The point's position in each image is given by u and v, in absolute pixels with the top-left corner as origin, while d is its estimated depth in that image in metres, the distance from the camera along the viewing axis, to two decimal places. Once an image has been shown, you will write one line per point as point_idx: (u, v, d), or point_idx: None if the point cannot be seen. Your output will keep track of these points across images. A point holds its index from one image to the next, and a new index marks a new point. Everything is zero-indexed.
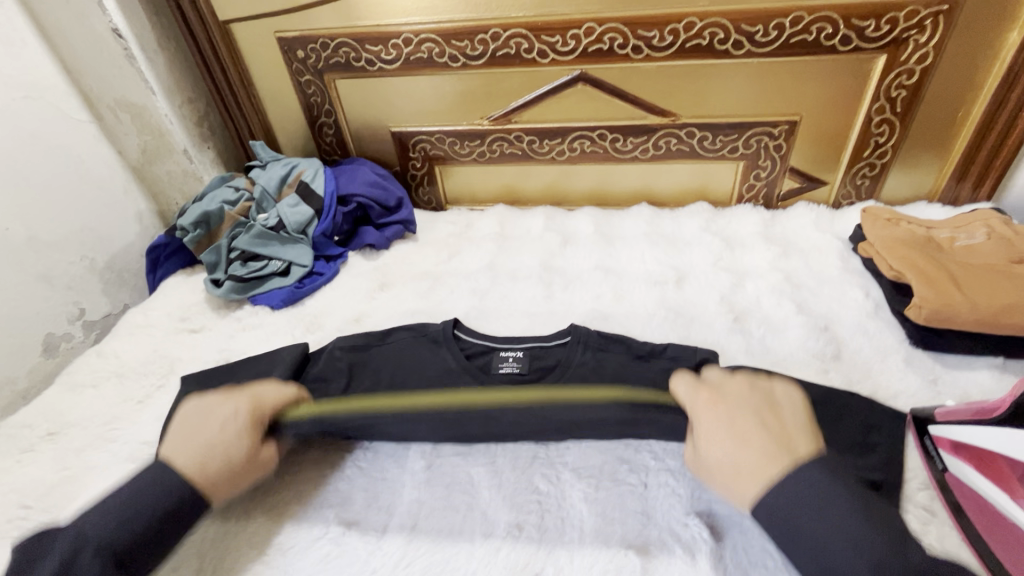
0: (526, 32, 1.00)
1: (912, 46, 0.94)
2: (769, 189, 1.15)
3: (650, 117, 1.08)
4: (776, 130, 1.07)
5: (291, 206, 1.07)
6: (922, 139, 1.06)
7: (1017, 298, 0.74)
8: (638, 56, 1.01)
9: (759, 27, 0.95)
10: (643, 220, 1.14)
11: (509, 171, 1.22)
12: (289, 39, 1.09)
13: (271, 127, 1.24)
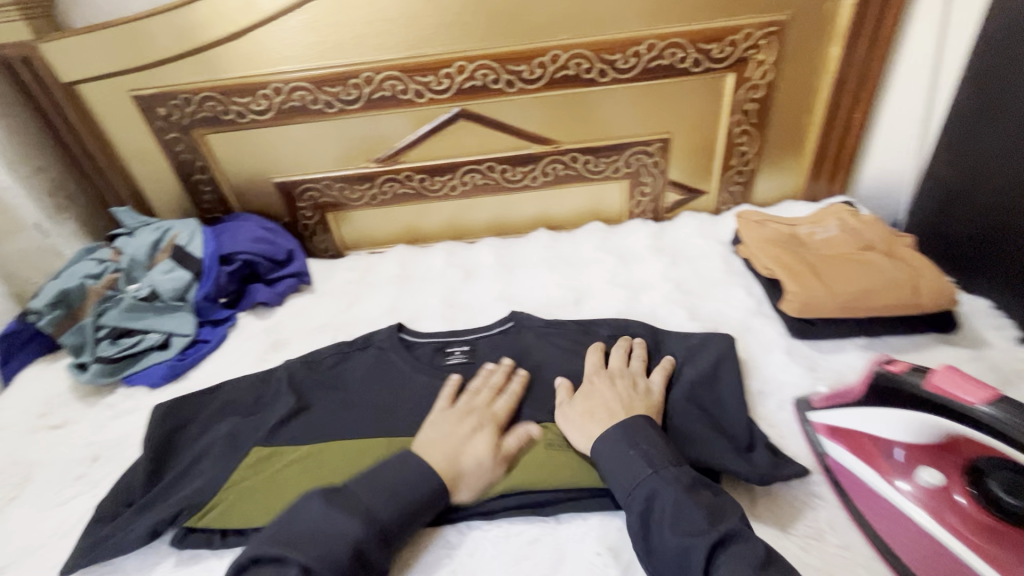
0: (398, 74, 1.00)
1: (754, 64, 1.04)
2: (655, 203, 1.21)
3: (534, 146, 1.11)
4: (651, 148, 1.13)
5: (164, 272, 0.99)
6: (778, 145, 1.16)
7: (871, 283, 0.82)
8: (512, 90, 1.03)
9: (619, 56, 1.00)
10: (542, 244, 1.16)
11: (405, 212, 1.20)
12: (147, 96, 1.02)
13: (140, 190, 1.15)
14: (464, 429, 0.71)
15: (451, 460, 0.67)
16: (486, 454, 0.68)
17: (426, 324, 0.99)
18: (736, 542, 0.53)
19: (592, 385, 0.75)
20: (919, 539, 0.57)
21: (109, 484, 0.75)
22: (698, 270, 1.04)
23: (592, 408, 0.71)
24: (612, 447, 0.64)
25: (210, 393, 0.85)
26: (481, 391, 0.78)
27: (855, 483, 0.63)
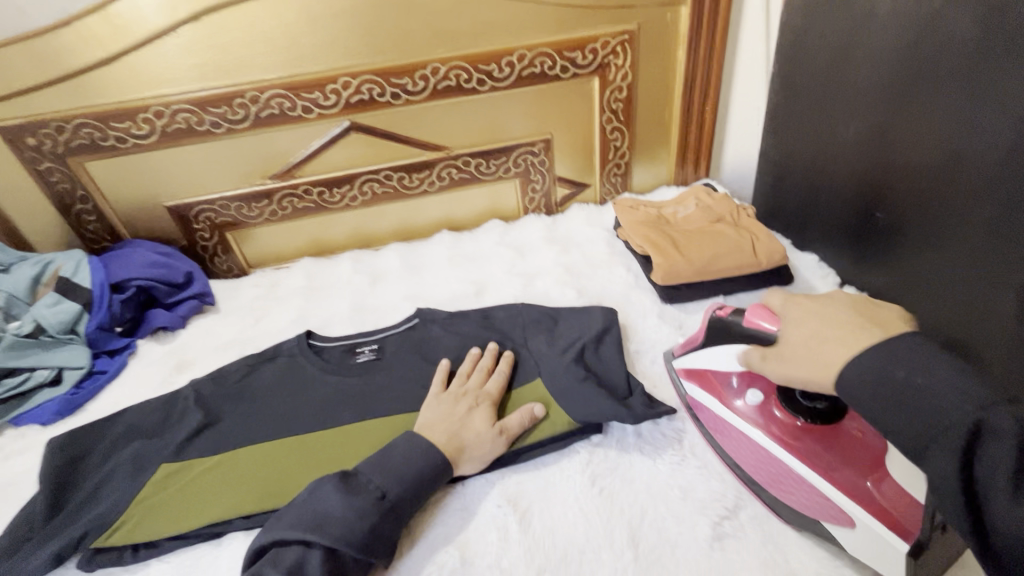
0: (284, 92, 1.04)
1: (614, 68, 1.17)
2: (546, 199, 1.32)
3: (427, 153, 1.18)
4: (536, 148, 1.23)
5: (49, 305, 0.95)
6: (646, 138, 1.30)
7: (718, 250, 0.96)
8: (399, 101, 1.10)
9: (494, 66, 1.10)
10: (445, 244, 1.23)
11: (308, 225, 1.23)
12: (12, 127, 0.98)
13: (12, 225, 1.09)
14: (461, 408, 0.76)
15: (452, 433, 0.72)
16: (485, 426, 0.74)
17: (335, 329, 1.02)
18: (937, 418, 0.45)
19: (443, 400, 0.78)
20: (760, 459, 0.66)
21: (3, 525, 0.73)
22: (586, 254, 1.15)
23: (475, 413, 0.76)
24: (876, 359, 0.50)
25: (109, 420, 0.83)
26: (472, 374, 0.83)
27: (715, 420, 0.73)
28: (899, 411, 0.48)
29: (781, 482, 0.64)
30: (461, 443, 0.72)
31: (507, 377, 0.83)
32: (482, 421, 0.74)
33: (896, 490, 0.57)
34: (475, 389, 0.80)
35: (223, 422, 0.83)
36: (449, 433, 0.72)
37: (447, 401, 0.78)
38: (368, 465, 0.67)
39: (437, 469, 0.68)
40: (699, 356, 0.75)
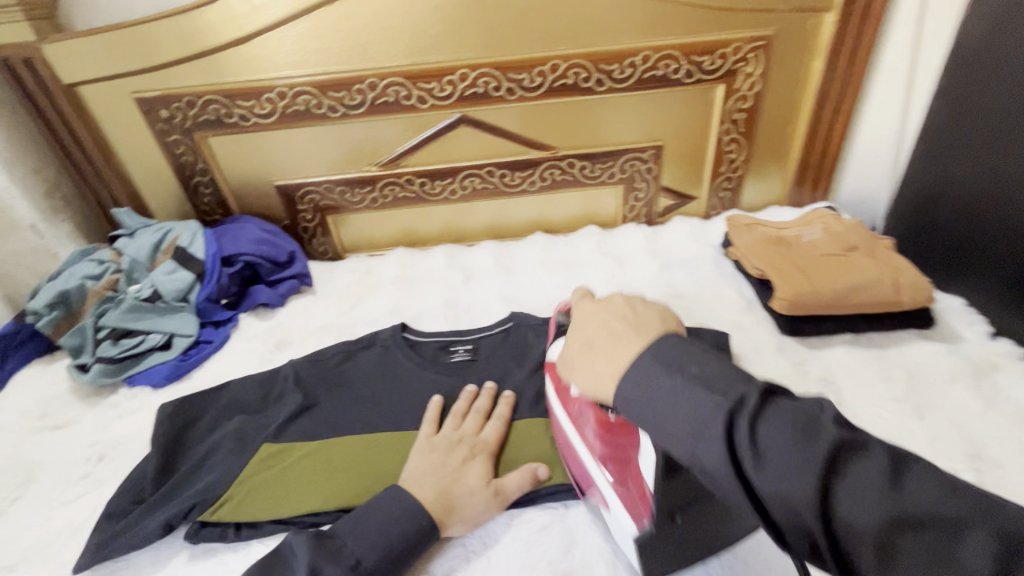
0: (402, 80, 1.03)
1: (742, 76, 1.09)
2: (648, 208, 1.26)
3: (532, 151, 1.15)
4: (645, 155, 1.17)
5: (167, 273, 0.99)
6: (764, 153, 1.21)
7: (855, 281, 0.87)
8: (513, 97, 1.07)
9: (615, 66, 1.05)
10: (539, 247, 1.19)
11: (405, 215, 1.22)
12: (149, 99, 1.03)
13: (137, 192, 1.15)
14: (454, 460, 0.70)
15: (441, 491, 0.66)
16: (480, 484, 0.68)
17: (429, 324, 1.01)
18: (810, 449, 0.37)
19: (428, 449, 0.71)
20: (573, 457, 0.66)
21: (116, 482, 0.75)
22: (691, 271, 1.08)
23: (462, 470, 0.69)
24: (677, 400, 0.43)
25: (215, 391, 0.85)
26: (467, 417, 0.76)
27: (558, 419, 0.69)
28: (673, 405, 0.43)
29: (576, 465, 0.66)
30: (450, 503, 0.65)
31: (506, 426, 0.76)
32: (477, 479, 0.68)
33: (644, 484, 0.56)
34: (459, 438, 0.73)
35: (321, 407, 0.82)
36: (438, 489, 0.66)
37: (437, 449, 0.71)
38: (346, 526, 0.61)
39: (418, 533, 0.62)
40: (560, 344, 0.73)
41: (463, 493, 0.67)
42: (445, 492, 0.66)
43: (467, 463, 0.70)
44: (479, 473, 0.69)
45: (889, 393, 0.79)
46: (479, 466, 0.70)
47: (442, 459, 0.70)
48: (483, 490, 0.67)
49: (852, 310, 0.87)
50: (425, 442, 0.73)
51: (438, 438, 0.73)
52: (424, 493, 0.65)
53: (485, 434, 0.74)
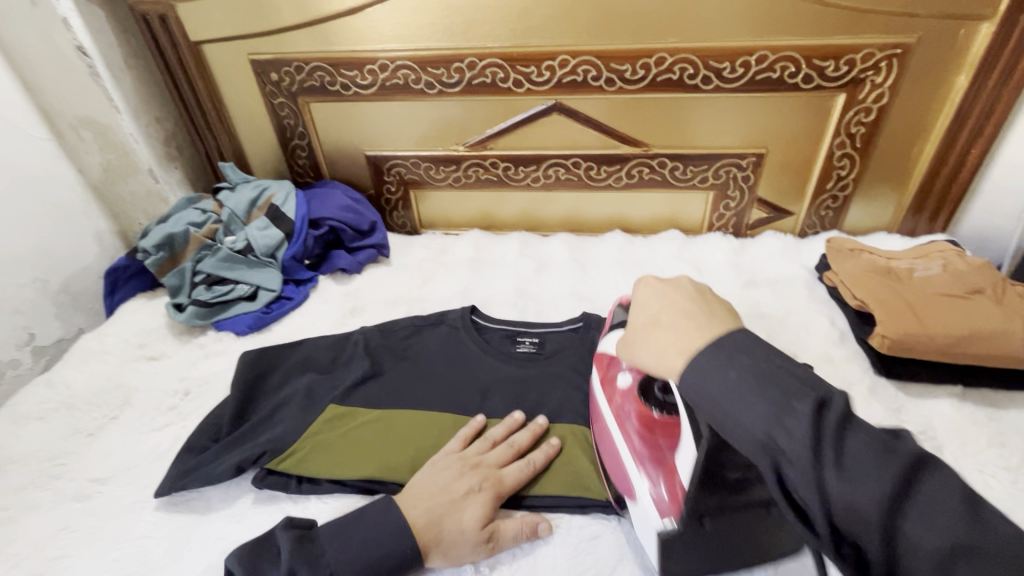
0: (501, 62, 1.02)
1: (869, 86, 0.99)
2: (738, 218, 1.18)
3: (623, 146, 1.10)
4: (743, 162, 1.10)
5: (260, 229, 1.04)
6: (880, 174, 1.10)
7: (974, 327, 0.77)
8: (611, 88, 1.03)
9: (726, 64, 0.98)
10: (616, 246, 1.15)
11: (485, 197, 1.22)
12: (262, 61, 1.08)
13: (242, 149, 1.22)
14: (460, 487, 0.65)
15: (432, 518, 0.62)
16: (473, 526, 0.62)
17: (498, 310, 1.01)
18: (789, 395, 0.44)
19: (443, 467, 0.68)
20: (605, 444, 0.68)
21: (198, 417, 0.81)
22: (778, 292, 1.01)
23: (464, 502, 0.64)
24: (707, 361, 0.49)
25: (291, 346, 0.89)
26: (498, 445, 0.71)
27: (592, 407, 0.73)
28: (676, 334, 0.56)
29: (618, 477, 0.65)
30: (435, 535, 0.62)
31: (532, 472, 0.69)
32: (472, 519, 0.63)
33: (679, 482, 0.58)
34: (480, 464, 0.68)
35: (385, 377, 0.84)
36: (429, 514, 0.63)
37: (450, 472, 0.67)
38: (332, 537, 0.60)
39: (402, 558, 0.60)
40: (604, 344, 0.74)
41: (454, 527, 0.62)
42: (434, 520, 0.62)
43: (471, 497, 0.65)
44: (478, 511, 0.64)
45: (1000, 460, 0.71)
46: (483, 504, 0.64)
47: (450, 484, 0.66)
48: (473, 530, 0.62)
49: (966, 360, 0.78)
50: (440, 463, 0.69)
51: (457, 458, 0.69)
52: (413, 515, 0.62)
53: (506, 471, 0.68)
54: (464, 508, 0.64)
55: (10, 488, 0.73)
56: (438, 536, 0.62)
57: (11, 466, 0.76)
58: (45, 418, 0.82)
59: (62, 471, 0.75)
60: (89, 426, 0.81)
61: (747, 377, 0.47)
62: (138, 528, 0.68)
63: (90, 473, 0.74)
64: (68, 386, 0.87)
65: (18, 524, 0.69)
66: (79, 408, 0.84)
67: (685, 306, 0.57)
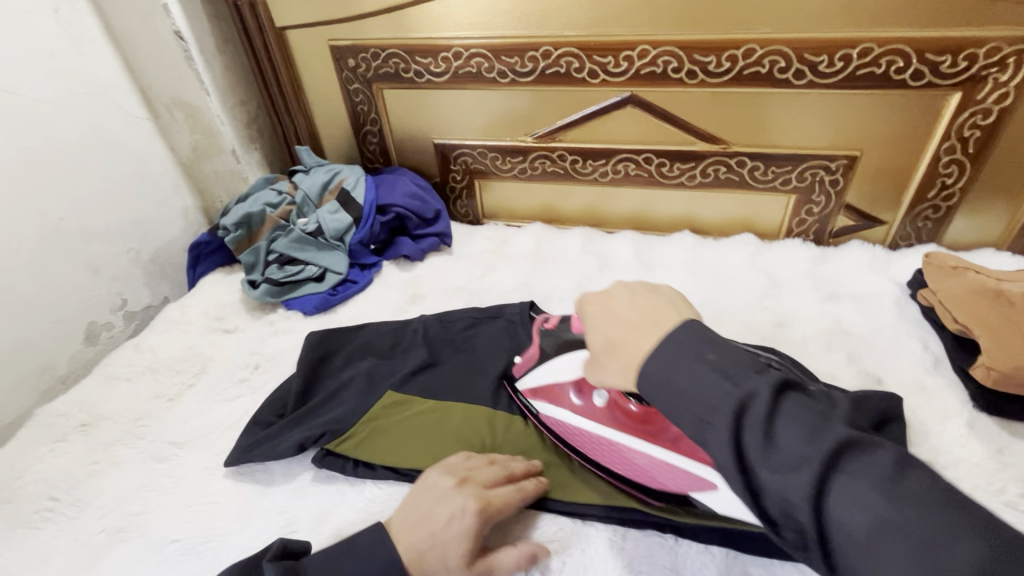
0: (577, 52, 0.99)
1: (992, 84, 0.88)
2: (821, 225, 1.10)
3: (700, 143, 1.05)
4: (833, 164, 1.02)
5: (330, 212, 1.07)
6: (995, 184, 0.98)
7: None
8: (692, 81, 0.97)
9: (823, 57, 0.90)
10: (684, 248, 1.10)
11: (549, 189, 1.20)
12: (342, 47, 1.10)
13: (317, 132, 1.26)
14: (446, 514, 0.58)
15: (421, 549, 0.56)
16: (464, 559, 0.56)
17: (557, 307, 0.99)
18: (794, 455, 0.41)
19: (429, 492, 0.61)
20: (602, 442, 0.68)
21: (266, 392, 0.85)
22: (864, 308, 0.93)
23: (454, 533, 0.57)
24: (694, 377, 0.47)
25: (355, 329, 0.92)
26: (492, 469, 0.65)
27: (572, 431, 0.71)
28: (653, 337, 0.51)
29: (655, 475, 0.65)
30: (421, 571, 0.56)
31: (521, 499, 0.64)
32: (453, 555, 0.56)
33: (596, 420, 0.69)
34: (469, 485, 0.61)
35: (442, 367, 0.85)
36: (412, 543, 0.57)
37: (438, 497, 0.60)
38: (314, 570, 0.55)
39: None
40: (540, 374, 0.74)
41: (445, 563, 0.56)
42: (423, 555, 0.56)
43: (462, 528, 0.57)
44: (471, 543, 0.57)
45: None
46: (475, 534, 0.58)
47: (437, 508, 0.59)
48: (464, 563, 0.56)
49: None
50: (431, 484, 0.62)
51: (440, 476, 0.63)
52: (400, 548, 0.57)
53: (496, 493, 0.62)
54: (446, 536, 0.57)
55: (101, 442, 0.80)
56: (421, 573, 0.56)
57: (103, 422, 0.82)
58: (132, 380, 0.89)
59: (145, 432, 0.81)
60: (170, 391, 0.87)
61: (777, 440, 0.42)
62: (209, 493, 0.72)
63: (170, 436, 0.80)
64: (153, 352, 0.93)
65: (107, 477, 0.75)
66: (162, 373, 0.90)
67: (631, 319, 0.54)
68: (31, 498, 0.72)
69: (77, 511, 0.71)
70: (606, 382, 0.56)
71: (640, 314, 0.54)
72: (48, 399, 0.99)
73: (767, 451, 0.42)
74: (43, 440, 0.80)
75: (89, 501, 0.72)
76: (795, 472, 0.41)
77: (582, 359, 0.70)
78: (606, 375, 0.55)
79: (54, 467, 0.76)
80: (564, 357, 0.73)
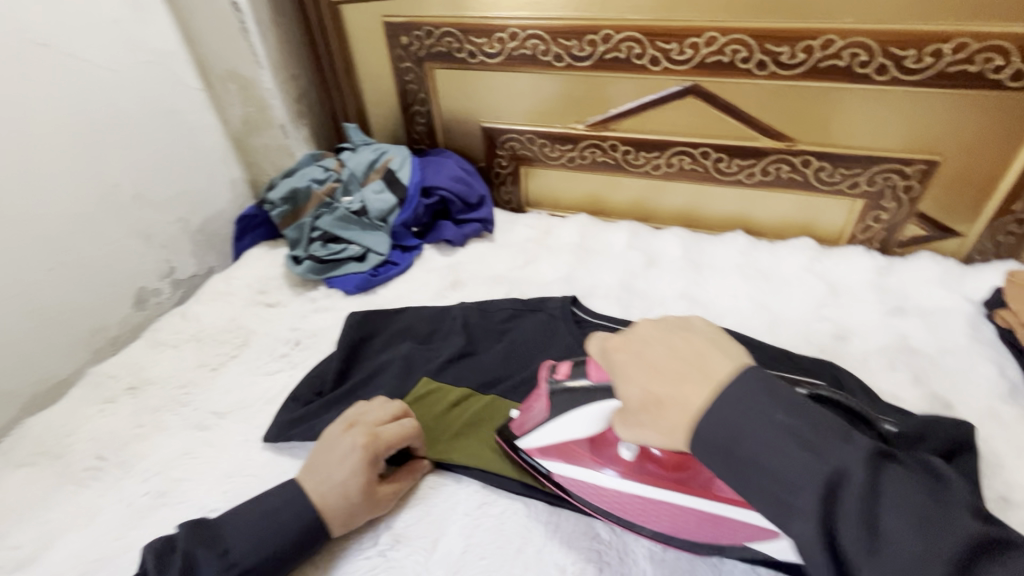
0: (639, 37, 0.94)
1: None
2: (888, 233, 1.03)
3: (763, 139, 0.99)
4: (909, 169, 0.94)
5: (375, 191, 1.06)
6: None
7: None
8: (762, 72, 0.92)
9: (911, 52, 0.83)
10: (737, 249, 1.05)
11: (597, 180, 1.16)
12: (395, 24, 1.09)
13: (364, 110, 1.25)
14: (337, 454, 0.63)
15: (325, 485, 0.61)
16: (344, 489, 0.61)
17: (601, 302, 0.96)
18: (794, 475, 0.40)
19: (329, 434, 0.66)
20: (633, 501, 0.61)
21: (306, 368, 0.86)
22: (932, 326, 0.87)
23: (335, 471, 0.62)
24: (731, 397, 0.43)
25: (395, 312, 0.91)
26: (369, 409, 0.68)
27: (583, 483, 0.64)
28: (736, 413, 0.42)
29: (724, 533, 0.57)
30: (332, 503, 0.61)
31: (412, 432, 0.67)
32: (349, 485, 0.61)
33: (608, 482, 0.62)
34: (355, 426, 0.65)
35: (480, 357, 0.83)
36: (322, 483, 0.62)
37: (324, 438, 0.66)
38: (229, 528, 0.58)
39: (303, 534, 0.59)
40: (551, 432, 0.63)
41: (354, 495, 0.61)
42: (327, 492, 0.61)
43: (334, 464, 0.62)
44: (351, 475, 0.62)
45: None
46: (346, 468, 0.62)
47: (330, 449, 0.64)
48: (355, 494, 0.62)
49: None
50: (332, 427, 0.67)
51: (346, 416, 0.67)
52: (309, 486, 0.62)
53: (385, 430, 0.65)
54: (333, 473, 0.62)
55: (147, 406, 0.81)
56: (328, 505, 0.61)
57: (149, 386, 0.84)
58: (178, 347, 0.91)
59: (189, 399, 0.82)
60: (213, 361, 0.88)
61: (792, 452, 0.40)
62: (248, 465, 0.72)
63: (212, 406, 0.81)
64: (199, 321, 0.95)
65: (151, 441, 0.76)
66: (207, 342, 0.91)
67: (670, 368, 0.46)
68: (81, 456, 0.75)
69: (123, 472, 0.73)
70: (647, 440, 0.48)
71: (679, 363, 0.46)
72: (99, 359, 1.03)
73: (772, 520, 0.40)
74: (94, 399, 0.83)
75: (134, 463, 0.74)
76: (797, 496, 0.40)
77: (596, 417, 0.60)
78: (650, 435, 0.47)
79: (103, 427, 0.79)
80: (572, 416, 0.61)
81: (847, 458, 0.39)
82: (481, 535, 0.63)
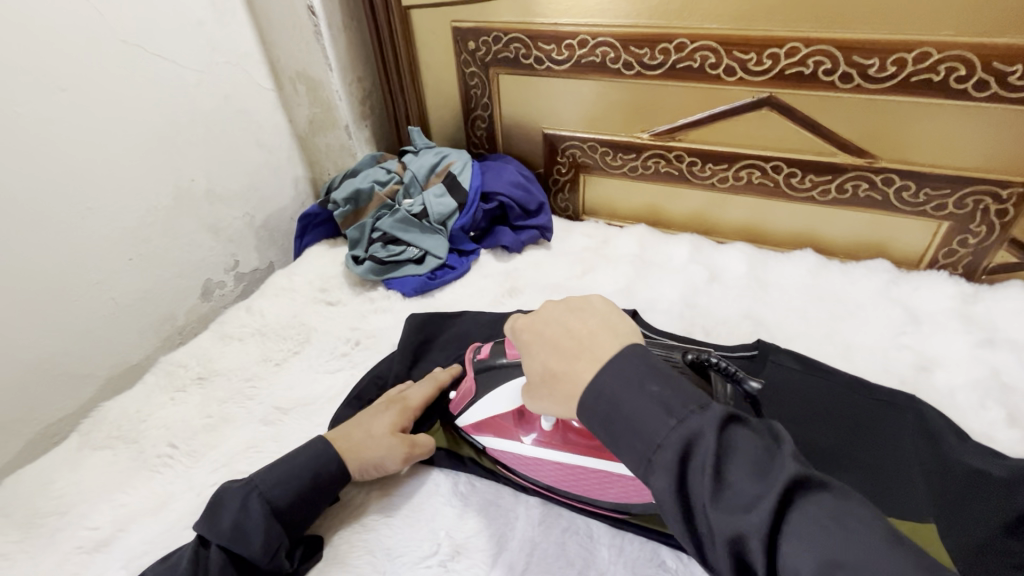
0: (715, 46, 0.91)
1: None
2: (974, 259, 0.96)
3: (842, 155, 0.94)
4: (1005, 192, 0.88)
5: (437, 196, 1.06)
6: None
7: None
8: (846, 85, 0.87)
9: (1017, 67, 0.78)
10: (806, 268, 1.01)
11: (659, 191, 1.13)
12: (464, 29, 1.09)
13: (426, 113, 1.26)
14: (381, 408, 0.72)
15: (355, 427, 0.69)
16: (377, 432, 0.68)
17: (662, 317, 0.93)
18: (655, 434, 0.43)
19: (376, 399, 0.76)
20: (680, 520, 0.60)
21: (366, 368, 0.87)
22: None
23: (373, 417, 0.71)
24: (652, 405, 0.43)
25: (453, 316, 0.91)
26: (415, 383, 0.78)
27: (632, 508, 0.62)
28: (647, 416, 0.43)
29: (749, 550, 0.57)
30: (356, 440, 0.67)
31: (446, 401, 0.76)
32: (377, 428, 0.69)
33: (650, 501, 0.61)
34: (398, 394, 0.75)
35: None
36: (353, 425, 0.70)
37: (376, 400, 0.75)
38: (264, 478, 0.62)
39: (326, 467, 0.65)
40: (589, 458, 0.63)
41: (376, 436, 0.68)
42: (355, 431, 0.68)
43: (376, 414, 0.71)
44: (385, 423, 0.69)
45: None
46: (384, 417, 0.70)
47: (377, 406, 0.73)
48: (381, 437, 0.68)
49: None
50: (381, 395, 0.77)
51: (395, 388, 0.78)
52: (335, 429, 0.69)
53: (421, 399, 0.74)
54: (375, 423, 0.70)
55: (215, 397, 0.84)
56: (351, 442, 0.67)
57: (216, 377, 0.87)
58: (244, 340, 0.93)
59: (253, 392, 0.84)
60: (276, 356, 0.90)
61: (716, 468, 0.40)
62: None
63: (275, 400, 0.83)
64: (263, 315, 0.98)
65: (219, 432, 0.79)
66: (270, 336, 0.94)
67: (565, 344, 0.50)
68: (154, 442, 0.78)
69: (192, 460, 0.75)
70: (547, 409, 0.54)
71: (573, 338, 0.50)
72: (167, 347, 1.07)
73: (718, 492, 0.40)
74: (165, 386, 0.86)
75: (203, 452, 0.76)
76: (751, 514, 0.39)
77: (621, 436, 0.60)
78: (545, 405, 0.53)
79: (174, 414, 0.82)
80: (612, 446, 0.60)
81: (701, 421, 0.42)
82: (543, 553, 0.62)
